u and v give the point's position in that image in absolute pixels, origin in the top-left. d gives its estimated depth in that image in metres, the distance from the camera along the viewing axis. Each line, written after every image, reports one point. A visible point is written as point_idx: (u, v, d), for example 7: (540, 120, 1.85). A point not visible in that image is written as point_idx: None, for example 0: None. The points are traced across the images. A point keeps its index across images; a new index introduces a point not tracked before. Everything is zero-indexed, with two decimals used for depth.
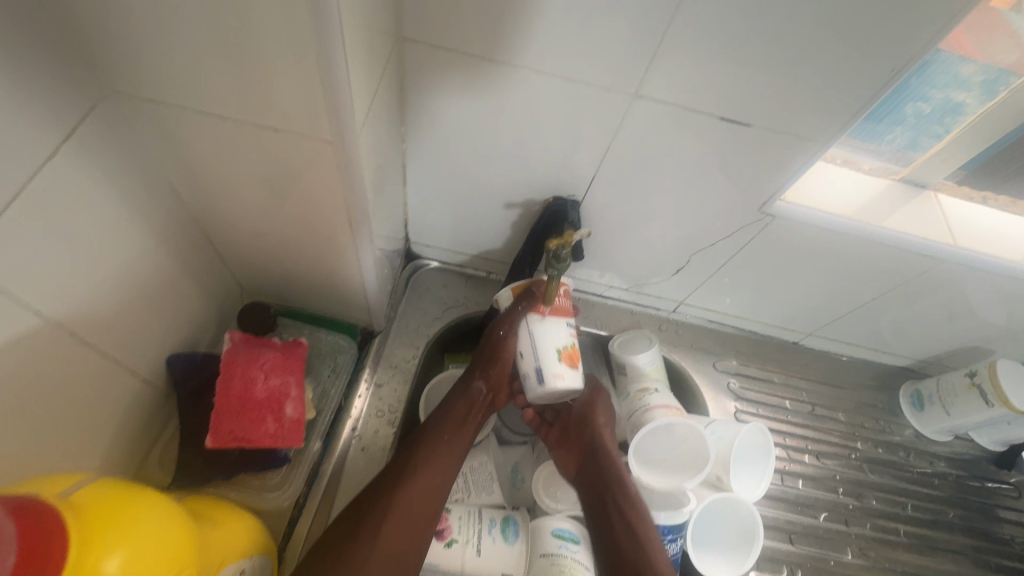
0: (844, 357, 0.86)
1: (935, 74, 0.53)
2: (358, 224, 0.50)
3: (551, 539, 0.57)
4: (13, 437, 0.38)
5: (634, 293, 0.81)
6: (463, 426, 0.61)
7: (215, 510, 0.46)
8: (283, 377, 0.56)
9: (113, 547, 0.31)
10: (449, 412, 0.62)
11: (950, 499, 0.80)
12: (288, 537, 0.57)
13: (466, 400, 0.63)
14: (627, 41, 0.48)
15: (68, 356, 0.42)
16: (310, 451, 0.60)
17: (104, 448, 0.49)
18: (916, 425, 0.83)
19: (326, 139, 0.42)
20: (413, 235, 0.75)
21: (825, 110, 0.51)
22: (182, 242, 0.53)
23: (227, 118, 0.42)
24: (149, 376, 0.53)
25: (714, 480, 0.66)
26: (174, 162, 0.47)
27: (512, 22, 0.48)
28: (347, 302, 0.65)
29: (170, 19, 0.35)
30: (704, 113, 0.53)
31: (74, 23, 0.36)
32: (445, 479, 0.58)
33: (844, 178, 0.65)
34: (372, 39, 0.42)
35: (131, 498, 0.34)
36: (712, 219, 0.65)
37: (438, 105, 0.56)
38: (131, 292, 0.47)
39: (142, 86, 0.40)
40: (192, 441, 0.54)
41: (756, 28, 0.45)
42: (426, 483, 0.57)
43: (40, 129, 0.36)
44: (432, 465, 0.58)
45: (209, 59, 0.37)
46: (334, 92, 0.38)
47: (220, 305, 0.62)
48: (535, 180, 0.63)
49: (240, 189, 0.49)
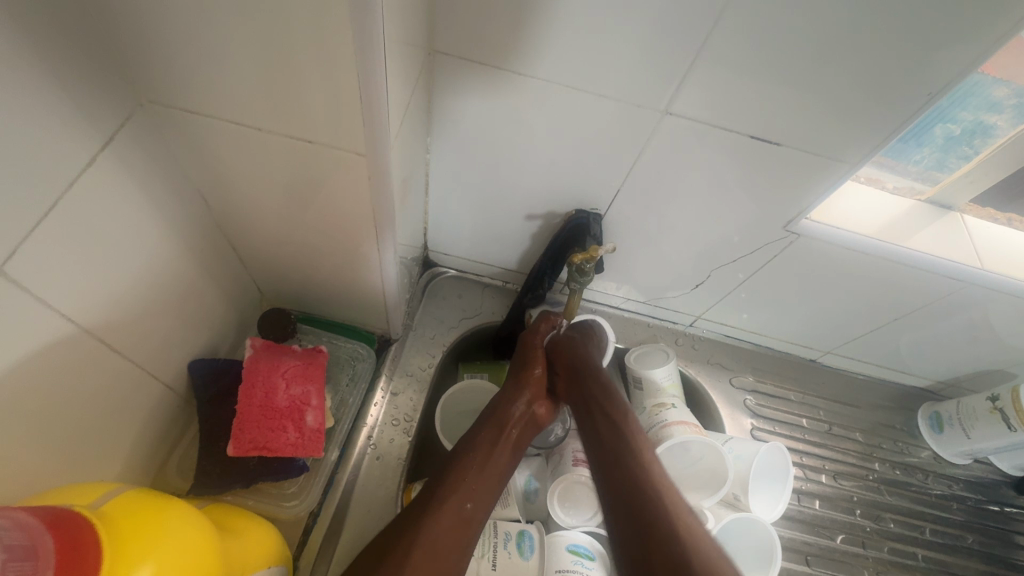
0: (861, 376, 0.85)
1: (968, 97, 0.53)
2: (384, 234, 0.50)
3: (565, 555, 0.57)
4: (37, 445, 0.38)
5: (649, 306, 0.80)
6: (489, 456, 0.58)
7: (232, 519, 0.46)
8: (303, 386, 0.57)
9: (142, 556, 0.31)
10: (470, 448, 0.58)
11: (969, 523, 0.79)
12: (303, 546, 0.57)
13: (512, 413, 0.62)
14: (656, 58, 0.48)
15: (95, 363, 0.42)
16: (327, 460, 0.60)
17: (126, 454, 0.49)
18: (934, 447, 0.82)
19: (359, 151, 0.42)
20: (431, 243, 0.75)
21: (857, 130, 0.50)
22: (206, 247, 0.53)
23: (261, 129, 0.42)
24: (171, 382, 0.53)
25: (730, 499, 0.65)
26: (204, 170, 0.47)
27: (541, 37, 0.48)
28: (366, 309, 0.64)
29: (209, 30, 0.35)
30: (732, 131, 0.52)
31: (112, 30, 0.36)
32: (465, 541, 0.51)
33: (869, 197, 0.65)
34: (407, 52, 0.42)
35: (157, 507, 0.34)
36: (735, 235, 0.64)
37: (464, 116, 0.56)
38: (155, 298, 0.47)
39: (178, 96, 0.40)
40: (211, 447, 0.53)
41: (792, 48, 0.45)
42: (457, 508, 0.53)
43: (80, 139, 0.36)
44: (452, 498, 0.53)
45: (247, 70, 0.37)
46: (371, 105, 0.37)
47: (240, 309, 0.62)
48: (557, 192, 0.63)
49: (267, 197, 0.49)
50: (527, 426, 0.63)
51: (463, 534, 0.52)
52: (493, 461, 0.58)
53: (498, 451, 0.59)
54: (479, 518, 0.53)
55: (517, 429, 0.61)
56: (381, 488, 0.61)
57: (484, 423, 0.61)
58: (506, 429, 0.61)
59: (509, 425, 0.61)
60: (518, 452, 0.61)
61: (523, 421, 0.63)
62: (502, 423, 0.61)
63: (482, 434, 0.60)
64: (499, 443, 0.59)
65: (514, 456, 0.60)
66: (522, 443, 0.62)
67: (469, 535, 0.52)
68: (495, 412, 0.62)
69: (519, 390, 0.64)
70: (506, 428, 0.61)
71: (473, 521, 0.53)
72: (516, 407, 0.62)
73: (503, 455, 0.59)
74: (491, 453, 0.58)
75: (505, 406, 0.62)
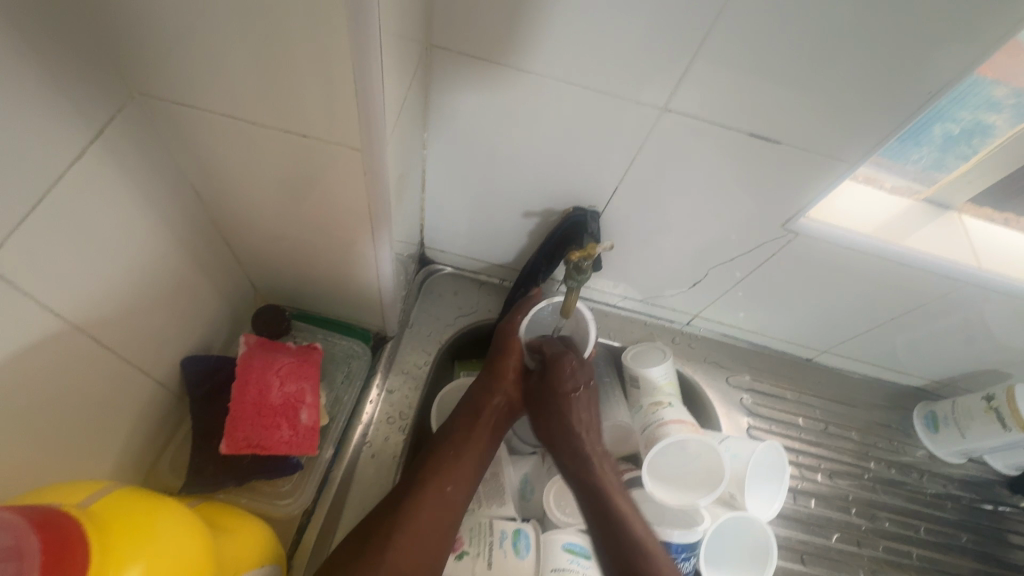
0: (857, 375, 0.85)
1: (967, 97, 0.52)
2: (379, 230, 0.50)
3: (562, 554, 0.57)
4: (26, 443, 0.38)
5: (646, 305, 0.80)
6: (467, 444, 0.60)
7: (224, 517, 0.45)
8: (297, 384, 0.56)
9: (131, 557, 0.30)
10: (449, 438, 0.60)
11: (963, 522, 0.79)
12: (296, 544, 0.56)
13: (489, 401, 0.64)
14: (656, 55, 0.47)
15: (85, 360, 0.41)
16: (322, 458, 0.59)
17: (117, 452, 0.48)
18: (929, 447, 0.82)
19: (354, 146, 0.41)
20: (428, 240, 0.75)
21: (857, 129, 0.50)
22: (199, 242, 0.52)
23: (255, 122, 0.41)
24: (164, 379, 0.52)
25: (726, 498, 0.65)
26: (197, 164, 0.46)
27: (540, 32, 0.48)
28: (361, 306, 0.64)
29: (202, 21, 0.34)
30: (731, 128, 0.52)
31: (102, 21, 0.35)
32: (447, 524, 0.54)
33: (868, 196, 0.64)
34: (404, 46, 0.41)
35: (147, 506, 0.33)
36: (732, 233, 0.64)
37: (462, 111, 0.56)
38: (147, 295, 0.46)
39: (170, 89, 0.40)
40: (203, 445, 0.53)
41: (793, 45, 0.45)
42: (437, 493, 0.55)
43: (69, 132, 0.35)
44: (434, 483, 0.56)
45: (240, 62, 0.37)
46: (367, 100, 0.37)
47: (234, 306, 0.61)
48: (555, 189, 0.63)
49: (261, 192, 0.48)
50: (503, 414, 0.65)
51: (443, 517, 0.54)
52: (470, 448, 0.60)
53: (474, 436, 0.61)
54: (458, 501, 0.56)
55: (493, 417, 0.63)
56: (376, 486, 0.61)
57: (462, 411, 0.63)
58: (483, 416, 0.63)
59: (484, 414, 0.63)
60: (495, 439, 0.63)
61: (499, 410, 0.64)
62: (479, 411, 0.63)
63: (459, 424, 0.62)
64: (476, 431, 0.61)
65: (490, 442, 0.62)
66: (498, 430, 0.64)
67: (449, 518, 0.55)
68: (471, 401, 0.64)
69: (495, 380, 0.65)
70: (482, 417, 0.62)
71: (453, 504, 0.56)
72: (494, 397, 0.64)
73: (480, 438, 0.61)
74: (467, 441, 0.60)
75: (482, 396, 0.64)
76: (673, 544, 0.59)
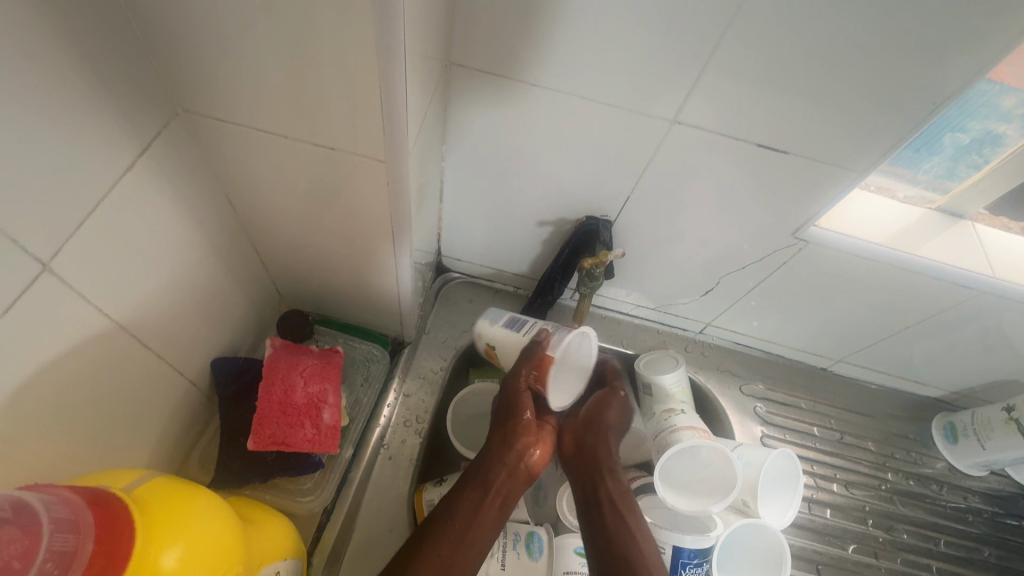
0: (874, 385, 0.84)
1: (975, 106, 0.53)
2: (399, 237, 0.52)
3: (573, 558, 0.59)
4: (74, 431, 0.40)
5: (659, 313, 0.81)
6: (471, 523, 0.53)
7: (251, 510, 0.48)
8: (321, 385, 0.58)
9: (171, 541, 0.32)
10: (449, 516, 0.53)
11: (986, 536, 0.77)
12: (317, 540, 0.58)
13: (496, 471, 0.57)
14: (663, 67, 0.49)
15: (126, 358, 0.44)
16: (342, 458, 0.61)
17: (151, 448, 0.51)
18: (949, 458, 0.81)
19: (379, 158, 0.44)
20: (444, 249, 0.77)
21: (864, 139, 0.51)
22: (231, 250, 0.55)
23: (287, 137, 0.44)
24: (195, 379, 0.55)
25: (739, 505, 0.66)
26: (231, 176, 0.49)
27: (552, 47, 0.50)
28: (381, 312, 0.66)
29: (241, 43, 0.37)
30: (739, 139, 0.54)
31: (151, 45, 0.39)
32: None
33: (880, 205, 0.65)
34: (426, 64, 0.44)
35: (184, 495, 0.36)
36: (743, 241, 0.65)
37: (478, 124, 0.58)
38: (184, 299, 0.49)
39: (211, 107, 0.43)
40: (232, 443, 0.55)
41: (797, 58, 0.46)
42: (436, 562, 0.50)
43: (120, 146, 0.38)
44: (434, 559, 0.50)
45: (274, 81, 0.39)
46: (392, 115, 0.39)
47: (261, 311, 0.64)
48: (568, 199, 0.65)
49: (288, 202, 0.51)
50: (520, 480, 0.59)
51: None
52: (479, 524, 0.54)
53: (484, 510, 0.55)
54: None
55: (503, 490, 0.57)
56: (393, 488, 0.63)
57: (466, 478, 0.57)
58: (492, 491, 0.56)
59: (492, 488, 0.56)
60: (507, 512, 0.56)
61: (513, 478, 0.58)
62: (486, 484, 0.57)
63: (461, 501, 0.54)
64: (482, 510, 0.55)
65: (500, 519, 0.55)
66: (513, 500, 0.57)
67: None
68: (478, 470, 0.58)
69: (506, 447, 0.59)
70: (489, 489, 0.56)
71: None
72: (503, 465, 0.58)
73: (488, 517, 0.55)
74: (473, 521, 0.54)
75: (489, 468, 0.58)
76: (685, 550, 0.58)
